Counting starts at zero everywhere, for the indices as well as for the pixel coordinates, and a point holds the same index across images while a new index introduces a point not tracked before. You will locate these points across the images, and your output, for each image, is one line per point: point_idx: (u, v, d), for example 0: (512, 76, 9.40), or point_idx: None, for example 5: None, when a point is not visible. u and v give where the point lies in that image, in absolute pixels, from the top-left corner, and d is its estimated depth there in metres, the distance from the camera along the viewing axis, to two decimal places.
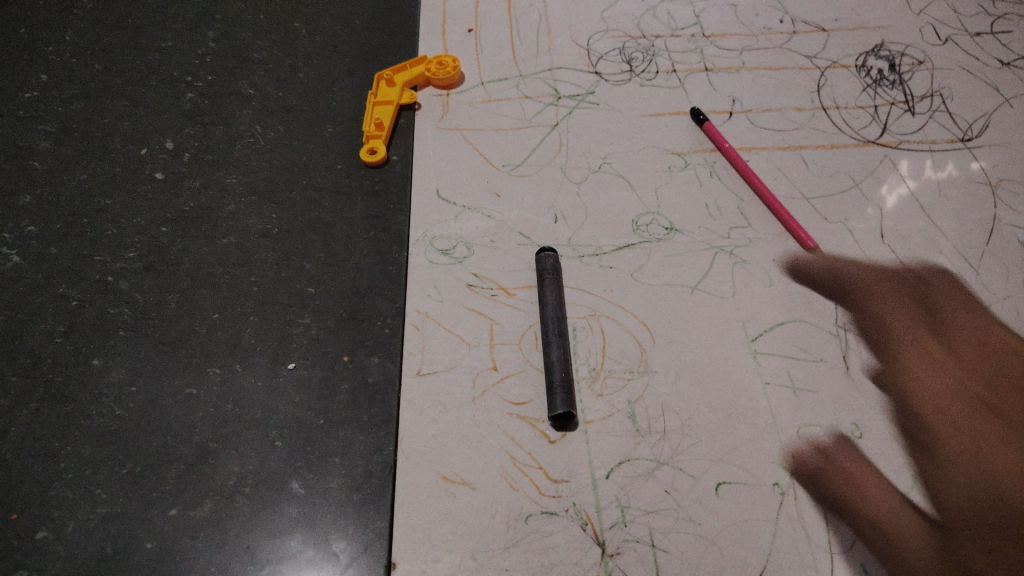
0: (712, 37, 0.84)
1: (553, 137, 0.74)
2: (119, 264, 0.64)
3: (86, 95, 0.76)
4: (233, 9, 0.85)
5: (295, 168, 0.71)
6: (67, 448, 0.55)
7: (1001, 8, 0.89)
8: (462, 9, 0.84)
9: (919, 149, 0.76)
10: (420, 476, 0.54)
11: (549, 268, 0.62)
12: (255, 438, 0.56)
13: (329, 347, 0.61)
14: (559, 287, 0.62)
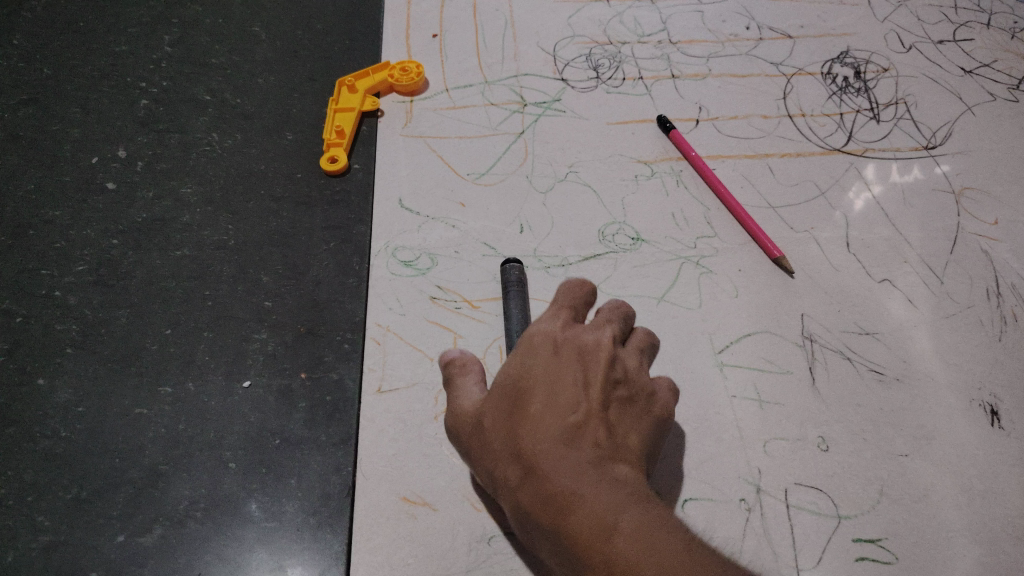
0: (679, 44, 0.84)
1: (518, 145, 0.73)
2: (67, 278, 0.62)
3: (34, 100, 0.73)
4: (190, 12, 0.83)
5: (254, 177, 0.69)
6: (9, 472, 0.52)
7: (963, 16, 0.90)
8: (427, 14, 0.83)
9: (883, 156, 0.76)
10: (380, 497, 0.52)
11: (514, 279, 0.60)
12: (208, 459, 0.54)
13: (286, 363, 0.59)
14: (524, 299, 0.60)
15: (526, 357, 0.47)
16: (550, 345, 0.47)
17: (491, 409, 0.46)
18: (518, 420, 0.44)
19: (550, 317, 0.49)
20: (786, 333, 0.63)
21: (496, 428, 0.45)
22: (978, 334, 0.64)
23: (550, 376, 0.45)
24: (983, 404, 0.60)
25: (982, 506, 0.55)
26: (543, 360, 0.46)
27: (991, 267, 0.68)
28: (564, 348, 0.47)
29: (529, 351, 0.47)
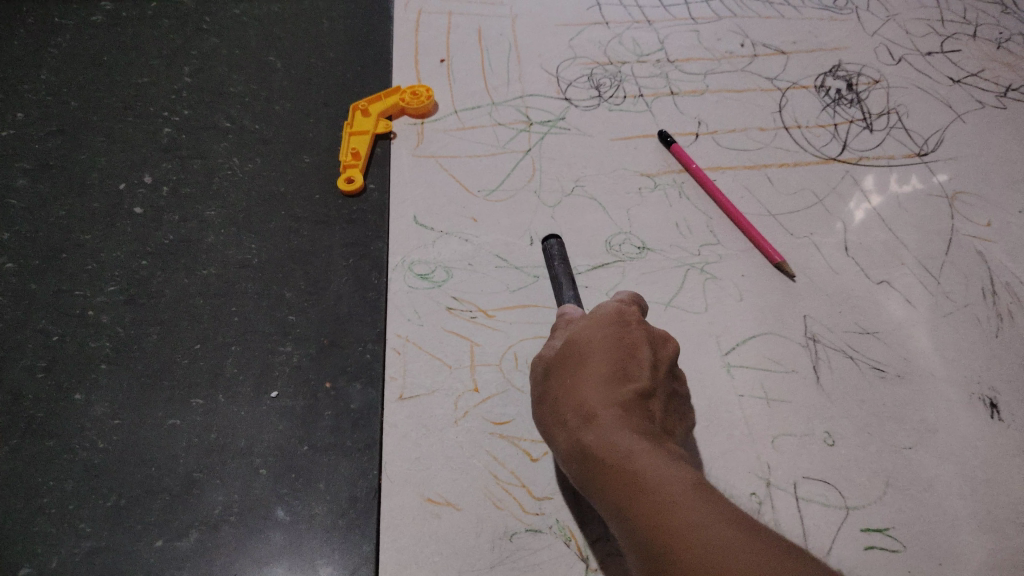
0: (677, 62, 0.87)
1: (526, 162, 0.76)
2: (99, 298, 0.65)
3: (63, 132, 0.77)
4: (208, 44, 0.86)
5: (274, 199, 0.72)
6: (50, 483, 0.55)
7: (950, 28, 0.93)
8: (434, 41, 0.86)
9: (878, 164, 0.79)
10: (405, 499, 0.54)
11: (557, 253, 0.65)
12: (238, 467, 0.56)
13: (311, 374, 0.61)
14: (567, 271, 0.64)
15: (601, 323, 0.53)
16: (622, 319, 0.53)
17: (570, 362, 0.52)
18: (589, 374, 0.50)
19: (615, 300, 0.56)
20: (790, 334, 0.65)
21: (571, 379, 0.51)
22: (975, 330, 0.66)
23: (620, 342, 0.52)
24: (983, 398, 0.62)
25: (985, 494, 0.56)
26: (614, 329, 0.52)
27: (986, 266, 0.70)
28: (631, 325, 0.53)
29: (605, 320, 0.53)
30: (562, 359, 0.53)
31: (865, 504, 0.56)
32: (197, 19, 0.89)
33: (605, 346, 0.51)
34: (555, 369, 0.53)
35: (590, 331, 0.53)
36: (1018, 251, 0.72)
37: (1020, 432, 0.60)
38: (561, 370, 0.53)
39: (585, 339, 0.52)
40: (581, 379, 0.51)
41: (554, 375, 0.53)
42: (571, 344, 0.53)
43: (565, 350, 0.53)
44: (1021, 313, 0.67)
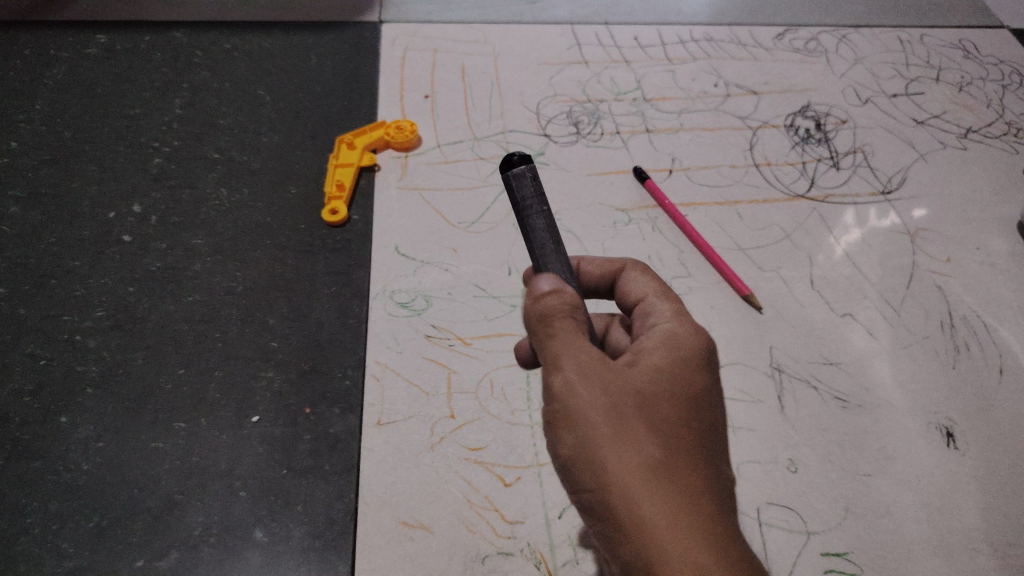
0: (653, 101, 0.91)
1: (506, 196, 0.78)
2: (86, 323, 0.67)
3: (55, 160, 0.79)
4: (199, 77, 0.89)
5: (260, 228, 0.74)
6: (35, 503, 0.57)
7: (914, 71, 0.98)
8: (419, 77, 0.90)
9: (844, 201, 0.82)
10: (381, 522, 0.57)
11: (529, 197, 0.47)
12: (219, 489, 0.58)
13: (292, 399, 0.63)
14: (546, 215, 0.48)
15: (674, 350, 0.45)
16: (699, 349, 0.46)
17: (638, 390, 0.42)
18: (671, 416, 0.42)
19: (674, 312, 0.49)
20: (756, 364, 0.67)
21: (641, 410, 0.41)
22: (934, 362, 0.69)
23: (702, 382, 0.45)
24: (939, 426, 0.64)
25: (938, 520, 0.59)
26: (694, 363, 0.45)
27: (945, 300, 0.74)
28: (708, 358, 0.46)
29: (680, 346, 0.46)
30: (624, 383, 0.42)
31: (823, 529, 0.58)
32: (189, 52, 0.91)
33: (688, 386, 0.44)
34: (611, 391, 0.42)
35: (667, 361, 0.44)
36: (975, 286, 0.75)
37: (974, 460, 0.62)
38: (623, 395, 0.42)
39: (658, 367, 0.44)
40: (658, 418, 0.42)
41: (612, 400, 0.41)
42: (637, 370, 0.43)
43: (631, 375, 0.43)
44: (977, 346, 0.70)
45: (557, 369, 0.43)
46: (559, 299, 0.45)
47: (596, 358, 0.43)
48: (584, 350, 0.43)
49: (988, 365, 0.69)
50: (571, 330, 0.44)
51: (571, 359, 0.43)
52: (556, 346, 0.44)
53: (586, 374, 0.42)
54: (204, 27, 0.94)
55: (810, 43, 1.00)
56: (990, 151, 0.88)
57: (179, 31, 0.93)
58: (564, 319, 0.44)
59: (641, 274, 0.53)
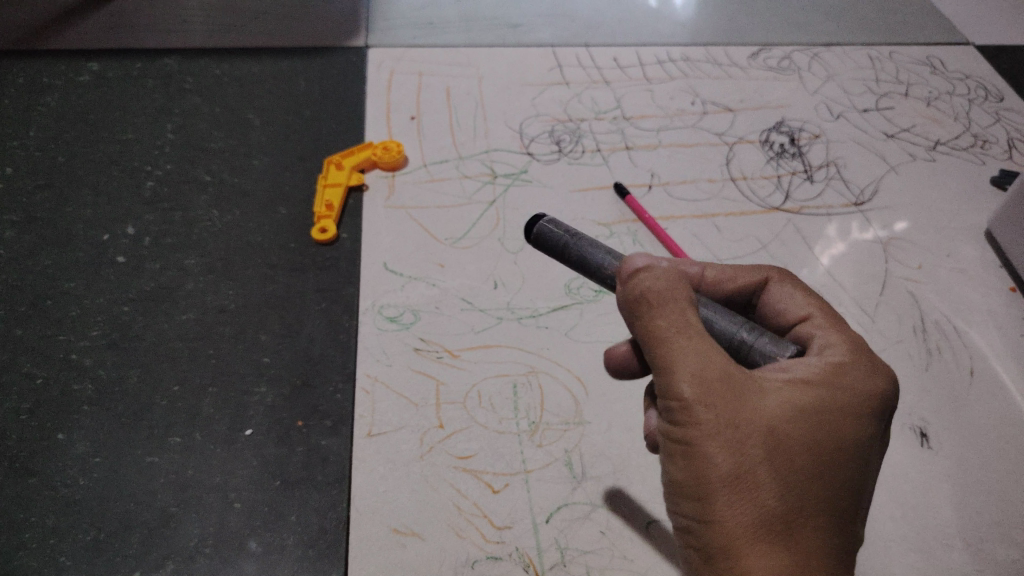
0: (632, 119, 0.93)
1: (491, 212, 0.81)
2: (82, 342, 0.68)
3: (50, 185, 0.81)
4: (189, 102, 0.91)
5: (251, 247, 0.76)
6: (32, 518, 0.58)
7: (884, 87, 1.01)
8: (405, 100, 0.92)
9: (818, 213, 0.85)
10: (373, 530, 0.58)
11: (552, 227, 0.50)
12: (214, 501, 0.60)
13: (284, 413, 0.65)
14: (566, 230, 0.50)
15: (833, 387, 0.44)
16: (865, 393, 0.45)
17: (771, 426, 0.42)
18: (803, 461, 0.42)
19: (847, 340, 0.47)
20: None
21: (768, 448, 0.42)
22: (907, 365, 0.71)
23: (855, 429, 0.44)
24: (913, 427, 0.66)
25: (914, 518, 0.61)
26: (854, 410, 0.44)
27: (917, 306, 0.76)
28: (873, 404, 0.45)
29: (848, 386, 0.44)
30: (758, 415, 0.42)
31: None
32: (180, 79, 0.94)
33: (829, 436, 0.43)
34: (737, 418, 0.42)
35: (817, 399, 0.43)
36: (946, 293, 0.78)
37: (947, 459, 0.64)
38: (750, 426, 0.42)
39: (808, 405, 0.43)
40: (786, 460, 0.42)
41: (737, 431, 0.42)
42: (779, 399, 0.42)
43: (769, 404, 0.42)
44: (949, 349, 0.73)
45: (677, 379, 0.43)
46: (665, 284, 0.46)
47: (726, 375, 0.43)
48: (713, 364, 0.43)
49: (960, 367, 0.71)
50: (692, 333, 0.44)
51: (697, 372, 0.43)
52: (677, 350, 0.44)
53: (710, 393, 0.42)
54: (194, 54, 0.97)
55: (784, 62, 1.03)
56: (958, 162, 0.92)
57: (169, 59, 0.96)
58: (685, 326, 0.44)
59: (796, 286, 0.52)
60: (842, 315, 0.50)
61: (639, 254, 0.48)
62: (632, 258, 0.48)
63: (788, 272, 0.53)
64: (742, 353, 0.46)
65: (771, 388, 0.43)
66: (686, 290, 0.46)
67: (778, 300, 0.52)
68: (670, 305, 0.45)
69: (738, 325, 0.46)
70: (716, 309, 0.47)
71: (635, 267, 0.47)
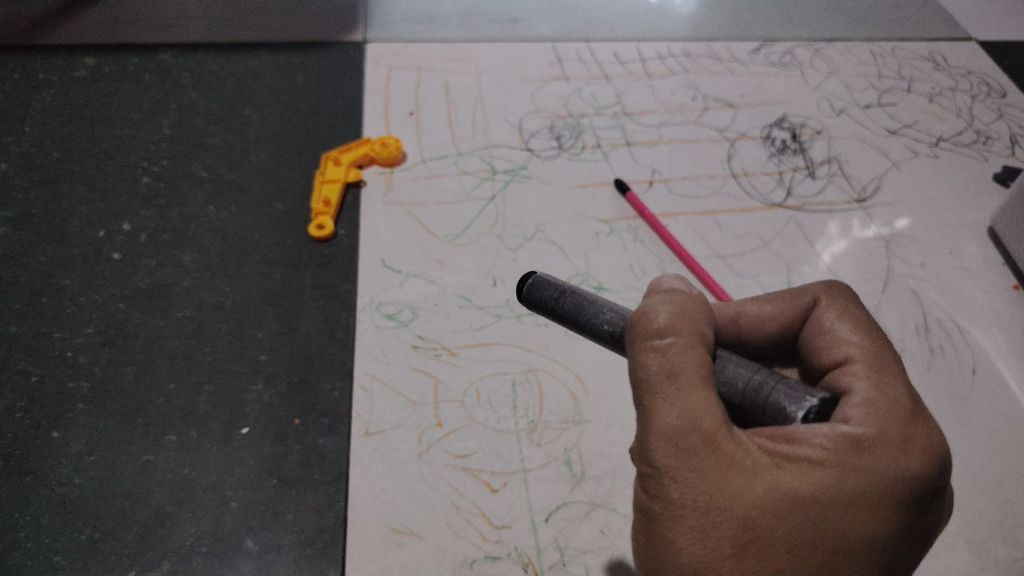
0: (633, 115, 0.92)
1: (490, 209, 0.80)
2: (78, 339, 0.68)
3: (45, 181, 0.80)
4: (186, 97, 0.90)
5: (247, 244, 0.76)
6: (28, 517, 0.58)
7: (887, 83, 1.00)
8: (404, 95, 0.91)
9: (820, 210, 0.84)
10: (370, 529, 0.58)
11: (539, 291, 0.47)
12: (209, 500, 0.60)
13: (281, 411, 0.64)
14: (553, 290, 0.47)
15: (840, 474, 0.40)
16: (876, 482, 0.40)
17: (749, 513, 0.40)
18: (779, 557, 0.40)
19: (875, 403, 0.42)
20: None
21: (740, 537, 0.40)
22: (909, 363, 0.70)
23: (856, 525, 0.40)
24: None
25: None
26: (858, 501, 0.40)
27: (919, 304, 0.75)
28: (884, 497, 0.40)
29: (860, 472, 0.40)
30: (734, 499, 0.40)
31: None
32: (176, 73, 0.93)
33: (821, 530, 0.40)
34: (710, 498, 0.40)
35: (814, 489, 0.40)
36: (948, 290, 0.77)
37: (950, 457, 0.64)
38: (723, 510, 0.40)
39: (799, 494, 0.40)
40: (760, 554, 0.40)
41: (707, 513, 0.40)
42: (764, 484, 0.40)
43: (751, 487, 0.40)
44: (951, 348, 0.72)
45: (653, 441, 0.41)
46: (669, 317, 0.43)
47: (706, 446, 0.40)
48: (696, 429, 0.40)
49: (962, 365, 0.70)
50: (685, 380, 0.41)
51: (675, 437, 0.41)
52: (659, 408, 0.41)
53: (684, 465, 0.40)
54: (191, 49, 0.96)
55: (785, 57, 1.02)
56: (960, 159, 0.91)
57: (166, 53, 0.95)
58: (683, 374, 0.41)
59: (841, 322, 0.47)
60: (884, 362, 0.45)
61: (669, 278, 0.50)
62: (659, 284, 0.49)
63: (832, 305, 0.48)
64: (760, 393, 0.41)
65: (760, 469, 0.40)
66: (700, 321, 0.44)
67: (819, 339, 0.48)
68: (672, 337, 0.42)
69: (759, 368, 0.43)
70: (737, 360, 0.44)
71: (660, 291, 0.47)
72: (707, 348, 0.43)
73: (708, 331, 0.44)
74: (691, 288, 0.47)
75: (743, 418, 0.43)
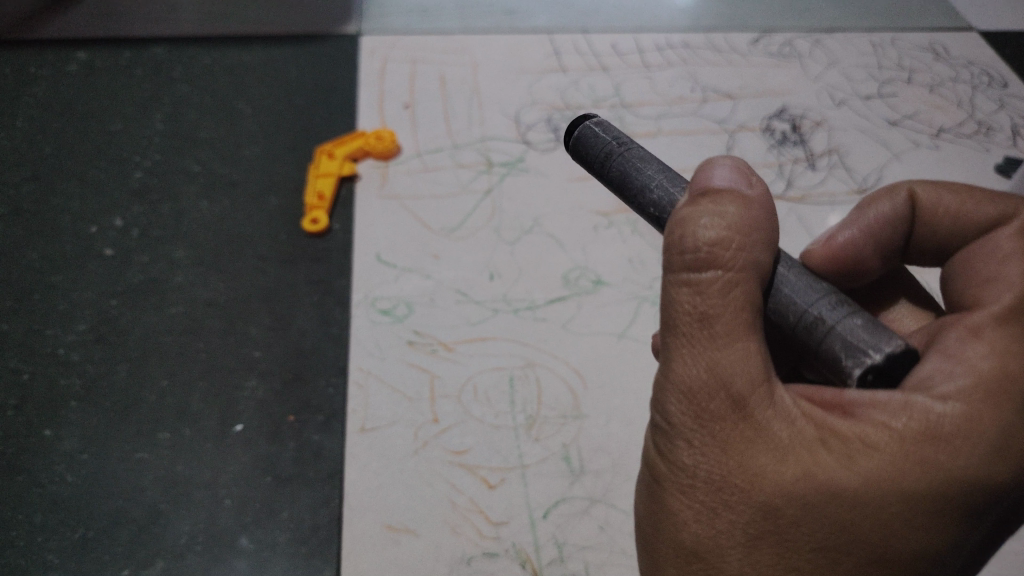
0: (630, 106, 0.91)
1: (486, 203, 0.79)
2: (70, 336, 0.68)
3: (37, 177, 0.80)
4: (178, 91, 0.89)
5: (241, 239, 0.75)
6: (20, 516, 0.58)
7: (887, 74, 0.99)
8: (399, 88, 0.90)
9: (821, 202, 0.83)
10: (367, 526, 0.58)
11: (590, 148, 0.44)
12: (203, 498, 0.59)
13: (275, 407, 0.63)
14: (602, 150, 0.44)
15: (894, 466, 0.35)
16: (934, 481, 0.35)
17: (770, 499, 0.36)
18: (798, 552, 0.36)
19: (970, 381, 0.36)
20: None
21: (755, 525, 0.36)
22: None
23: (899, 532, 0.35)
24: None
25: None
26: (907, 500, 0.35)
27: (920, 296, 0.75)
28: (939, 500, 0.35)
29: (920, 467, 0.35)
30: (754, 480, 0.36)
31: None
32: (169, 68, 0.92)
33: (853, 528, 0.35)
34: (726, 473, 0.37)
35: (861, 484, 0.35)
36: None
37: None
38: (741, 490, 0.36)
39: (841, 488, 0.35)
40: (775, 547, 0.37)
41: (723, 491, 0.37)
42: (798, 469, 0.36)
43: (776, 468, 0.36)
44: None
45: (669, 397, 0.38)
46: (719, 239, 0.37)
47: (736, 415, 0.36)
48: (726, 391, 0.36)
49: None
50: (718, 328, 0.37)
51: (699, 399, 0.37)
52: (683, 360, 0.37)
53: (705, 431, 0.37)
54: (183, 43, 0.95)
55: (785, 48, 1.01)
56: (962, 150, 0.90)
57: (158, 47, 0.94)
58: (721, 317, 0.37)
59: (1009, 266, 0.40)
60: None
61: (725, 160, 0.41)
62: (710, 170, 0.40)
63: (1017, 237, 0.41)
64: (814, 335, 0.38)
65: (797, 451, 0.36)
66: (752, 246, 0.38)
67: (981, 269, 0.42)
68: (713, 272, 0.37)
69: (821, 301, 0.39)
70: (799, 280, 0.40)
71: (711, 188, 0.39)
72: (757, 280, 0.38)
73: (761, 257, 0.38)
74: (751, 186, 0.40)
75: (795, 347, 0.40)
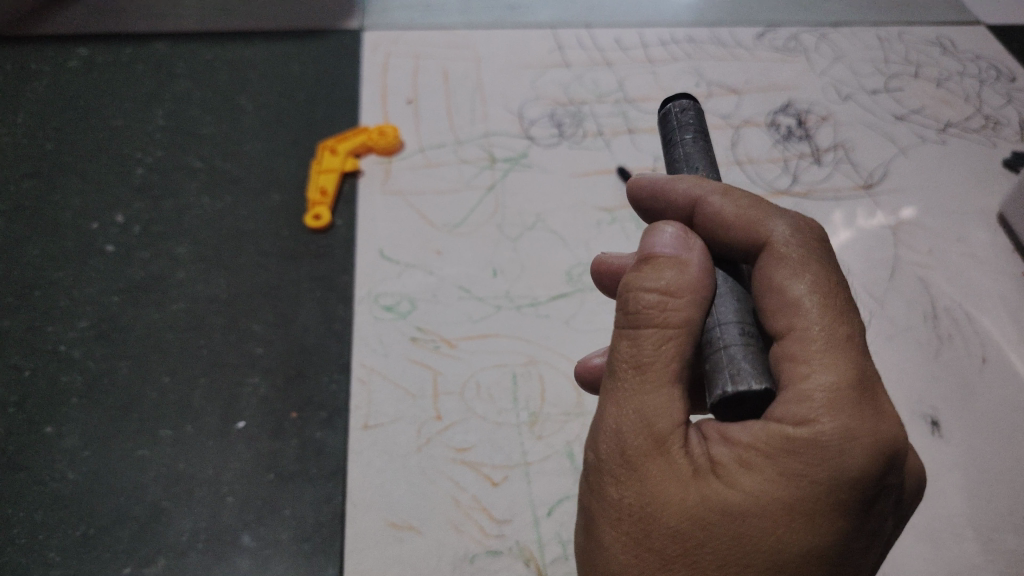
0: (634, 101, 0.91)
1: (489, 200, 0.78)
2: (72, 333, 0.67)
3: (38, 173, 0.79)
4: (180, 87, 0.89)
5: (242, 235, 0.74)
6: (22, 514, 0.58)
7: (893, 68, 0.98)
8: (402, 84, 0.90)
9: (827, 198, 0.83)
10: (370, 523, 0.57)
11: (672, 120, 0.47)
12: (206, 495, 0.59)
13: (278, 404, 0.63)
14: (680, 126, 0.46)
15: (792, 481, 0.36)
16: (835, 491, 0.35)
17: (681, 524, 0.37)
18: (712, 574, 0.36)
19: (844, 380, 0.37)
20: None
21: (670, 549, 0.37)
22: (918, 354, 0.70)
23: (804, 544, 0.36)
24: (925, 417, 0.66)
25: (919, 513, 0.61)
26: (808, 513, 0.35)
27: (927, 292, 0.74)
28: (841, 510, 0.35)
29: (800, 475, 0.36)
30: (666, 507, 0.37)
31: None
32: (170, 64, 0.91)
33: (761, 544, 0.36)
34: (643, 503, 0.38)
35: (760, 499, 0.36)
36: (956, 277, 0.76)
37: (954, 448, 0.64)
38: (655, 519, 0.37)
39: (740, 506, 0.36)
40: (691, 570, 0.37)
41: (640, 523, 0.38)
42: (701, 494, 0.37)
43: (687, 494, 0.37)
44: (960, 338, 0.71)
45: (600, 436, 0.40)
46: (657, 301, 0.40)
47: (632, 456, 0.38)
48: (649, 430, 0.38)
49: (971, 354, 0.70)
50: (653, 373, 0.39)
51: (603, 448, 0.40)
52: (614, 404, 0.40)
53: (627, 466, 0.39)
54: (184, 39, 0.94)
55: (790, 42, 1.00)
56: (969, 144, 0.89)
57: (159, 43, 0.93)
58: (656, 368, 0.39)
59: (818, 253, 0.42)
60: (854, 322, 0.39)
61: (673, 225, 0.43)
62: (654, 234, 0.42)
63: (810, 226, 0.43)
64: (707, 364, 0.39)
65: (688, 479, 0.37)
66: (694, 305, 0.40)
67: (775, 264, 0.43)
68: (652, 328, 0.39)
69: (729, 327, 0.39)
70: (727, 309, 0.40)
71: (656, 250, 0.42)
72: (696, 335, 0.40)
73: (702, 315, 0.40)
74: (694, 244, 0.42)
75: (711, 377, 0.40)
